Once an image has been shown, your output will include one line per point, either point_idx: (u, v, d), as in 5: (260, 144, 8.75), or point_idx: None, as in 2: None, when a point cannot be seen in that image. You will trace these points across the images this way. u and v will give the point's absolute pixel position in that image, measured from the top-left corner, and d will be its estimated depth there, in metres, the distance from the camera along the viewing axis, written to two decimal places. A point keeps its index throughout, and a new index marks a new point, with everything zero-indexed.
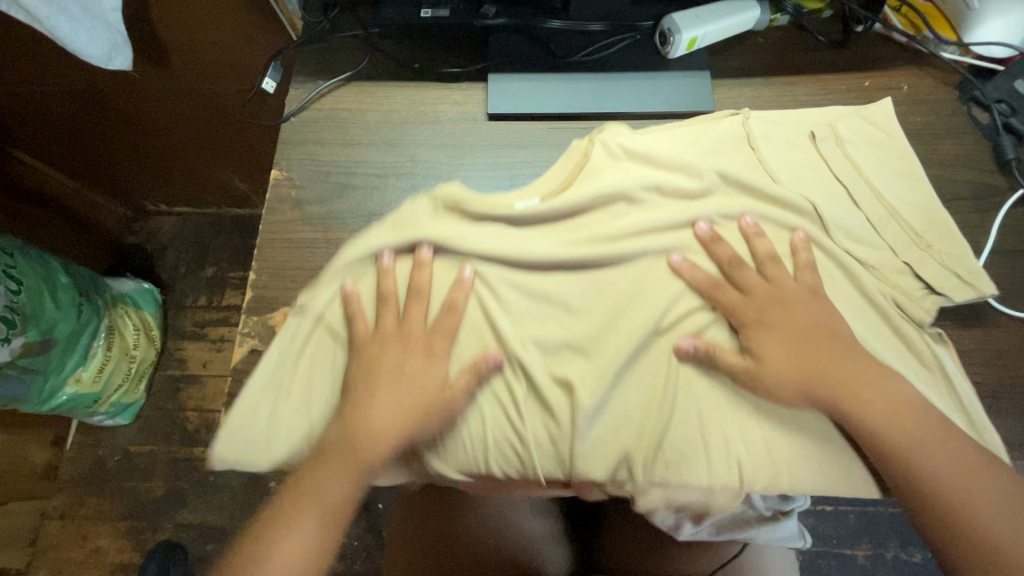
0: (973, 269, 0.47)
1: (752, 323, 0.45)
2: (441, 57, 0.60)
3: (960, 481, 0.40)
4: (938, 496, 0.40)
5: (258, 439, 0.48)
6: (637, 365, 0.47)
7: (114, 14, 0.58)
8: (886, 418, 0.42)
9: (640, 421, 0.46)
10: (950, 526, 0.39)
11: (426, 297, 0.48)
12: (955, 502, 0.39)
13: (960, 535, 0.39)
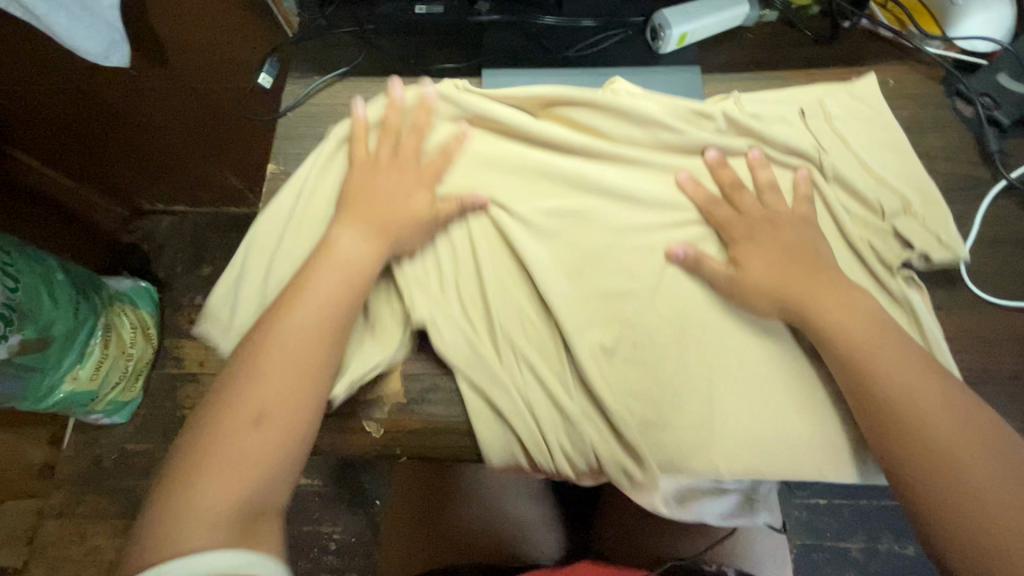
0: (953, 235, 0.49)
1: (742, 238, 0.48)
2: (435, 53, 0.61)
3: (948, 425, 0.38)
4: (914, 440, 0.38)
5: (267, 220, 0.52)
6: (626, 242, 0.50)
7: (112, 11, 0.58)
8: (875, 356, 0.41)
9: (618, 290, 0.50)
10: (924, 470, 0.37)
11: (423, 134, 0.50)
12: (922, 430, 0.38)
13: (933, 480, 0.37)
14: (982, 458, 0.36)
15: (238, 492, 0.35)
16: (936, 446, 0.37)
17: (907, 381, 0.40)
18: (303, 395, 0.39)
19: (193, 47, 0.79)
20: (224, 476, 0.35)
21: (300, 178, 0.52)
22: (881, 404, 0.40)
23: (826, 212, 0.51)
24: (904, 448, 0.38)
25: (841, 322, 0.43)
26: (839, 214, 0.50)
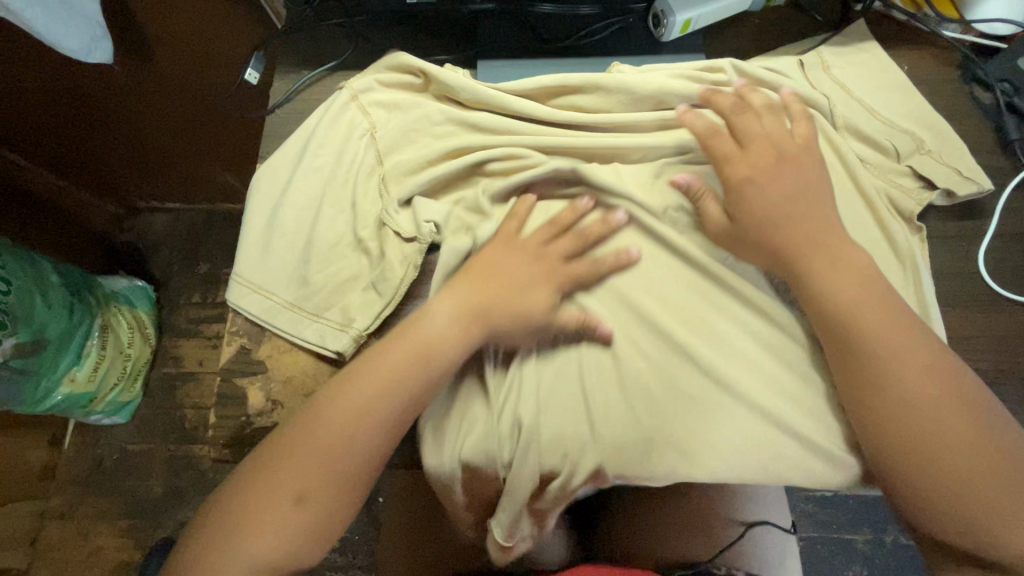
0: (972, 166, 0.49)
1: (741, 169, 0.44)
2: (427, 42, 0.58)
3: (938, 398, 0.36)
4: (869, 389, 0.38)
5: (277, 183, 0.51)
6: (630, 189, 0.50)
7: (92, 5, 0.56)
8: (871, 330, 0.38)
9: (622, 242, 0.48)
10: (918, 449, 0.36)
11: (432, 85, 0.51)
12: (909, 419, 0.36)
13: (925, 453, 0.36)
14: (967, 428, 0.36)
15: (310, 554, 0.37)
16: (930, 424, 0.36)
17: (902, 354, 0.38)
18: (387, 440, 0.39)
19: (178, 37, 0.76)
20: (314, 523, 0.37)
21: (308, 134, 0.52)
22: (874, 378, 0.38)
23: (835, 158, 0.49)
24: (901, 427, 0.37)
25: (837, 295, 0.39)
26: (851, 156, 0.48)
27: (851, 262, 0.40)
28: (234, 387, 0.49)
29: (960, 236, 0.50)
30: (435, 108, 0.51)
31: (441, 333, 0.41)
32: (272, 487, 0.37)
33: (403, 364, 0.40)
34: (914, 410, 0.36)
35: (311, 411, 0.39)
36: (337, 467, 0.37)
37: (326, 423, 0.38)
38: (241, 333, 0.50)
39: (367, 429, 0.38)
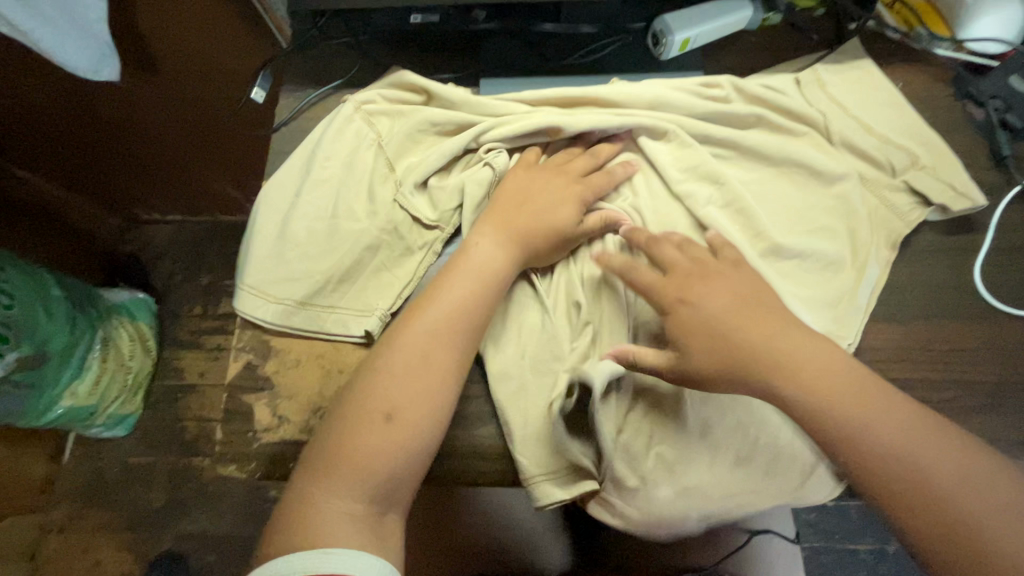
0: (966, 181, 0.50)
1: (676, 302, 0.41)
2: (431, 60, 0.59)
3: (965, 497, 0.33)
4: (883, 480, 0.34)
5: (284, 195, 0.52)
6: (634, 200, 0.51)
7: (101, 24, 0.57)
8: (869, 435, 0.35)
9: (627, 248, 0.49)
10: (971, 560, 0.32)
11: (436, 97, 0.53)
12: (933, 504, 0.33)
13: (982, 565, 0.31)
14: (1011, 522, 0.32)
15: (417, 471, 0.38)
16: (966, 526, 0.32)
17: (908, 452, 0.34)
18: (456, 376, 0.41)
19: (184, 53, 0.77)
20: (415, 437, 0.38)
21: (314, 145, 0.53)
22: (890, 492, 0.34)
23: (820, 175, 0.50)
24: (937, 535, 0.33)
25: (823, 401, 0.36)
26: (839, 175, 0.50)
27: (828, 360, 0.37)
28: (240, 405, 0.48)
29: (958, 249, 0.50)
30: (437, 111, 0.52)
31: (494, 260, 0.44)
32: (365, 411, 0.38)
33: (467, 288, 0.42)
34: (944, 516, 0.33)
35: (386, 338, 0.41)
36: (423, 385, 0.39)
37: (406, 347, 0.40)
38: (249, 348, 0.49)
39: (445, 344, 0.40)
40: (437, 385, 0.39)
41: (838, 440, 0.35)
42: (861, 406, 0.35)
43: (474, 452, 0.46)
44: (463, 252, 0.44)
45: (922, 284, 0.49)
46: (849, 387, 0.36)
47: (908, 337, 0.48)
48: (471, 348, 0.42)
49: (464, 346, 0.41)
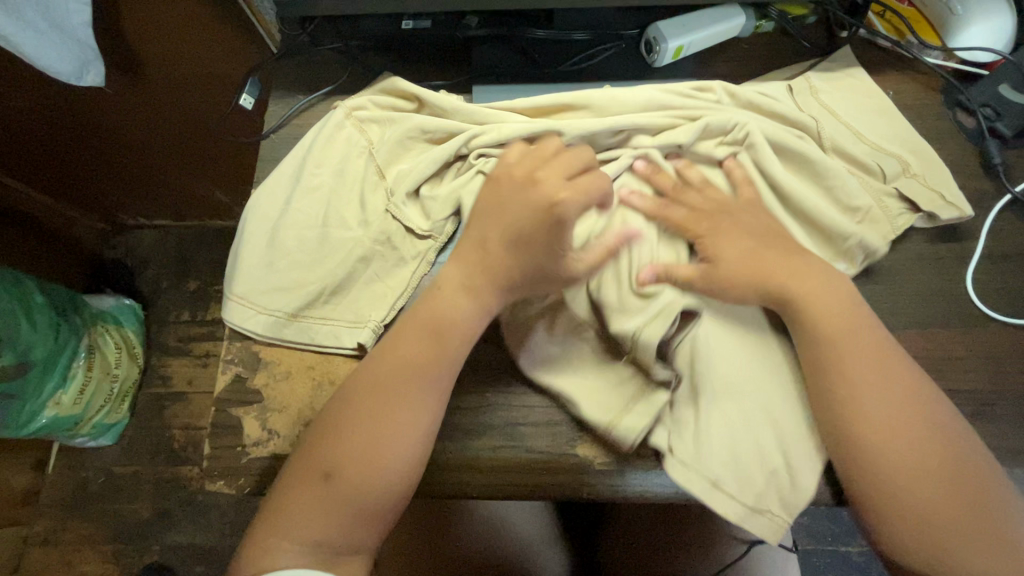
0: (955, 188, 0.50)
1: (706, 233, 0.45)
2: (422, 66, 0.59)
3: (894, 427, 0.38)
4: (856, 415, 0.39)
5: (274, 202, 0.51)
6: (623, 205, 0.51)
7: (84, 28, 0.56)
8: (843, 357, 0.40)
9: None
10: (868, 469, 0.38)
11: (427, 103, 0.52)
12: (888, 447, 0.38)
13: (876, 477, 0.38)
14: (921, 457, 0.37)
15: (360, 535, 0.38)
16: (884, 449, 0.38)
17: (868, 380, 0.40)
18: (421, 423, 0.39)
19: (171, 58, 0.76)
20: (351, 498, 0.38)
21: (303, 152, 0.53)
22: (837, 407, 0.40)
23: (810, 169, 0.51)
24: (869, 466, 0.38)
25: (829, 336, 0.41)
26: (831, 170, 0.50)
27: (833, 301, 0.42)
28: (228, 418, 0.47)
29: (949, 257, 0.51)
30: (428, 118, 0.52)
31: (454, 308, 0.41)
32: (304, 468, 0.39)
33: (417, 345, 0.41)
34: (870, 436, 0.38)
35: (342, 392, 0.41)
36: (368, 444, 0.38)
37: (352, 405, 0.40)
38: (237, 360, 0.48)
39: (391, 407, 0.39)
40: (382, 449, 0.38)
41: (822, 357, 0.41)
42: (848, 334, 0.41)
43: (469, 461, 0.45)
44: (433, 297, 0.42)
45: (915, 291, 0.49)
46: (846, 321, 0.41)
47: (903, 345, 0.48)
48: (423, 410, 0.39)
49: (415, 409, 0.39)
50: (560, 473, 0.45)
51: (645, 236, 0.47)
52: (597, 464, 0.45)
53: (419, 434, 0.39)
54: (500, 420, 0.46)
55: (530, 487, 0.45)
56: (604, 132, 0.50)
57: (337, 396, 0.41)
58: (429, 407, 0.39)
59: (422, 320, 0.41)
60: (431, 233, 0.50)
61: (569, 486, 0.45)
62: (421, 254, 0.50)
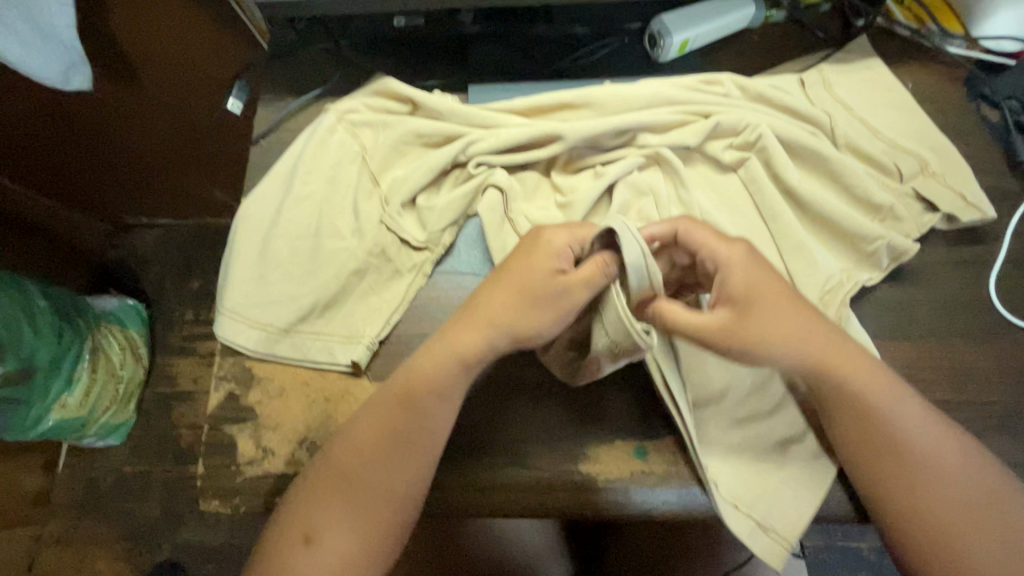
0: (975, 189, 0.47)
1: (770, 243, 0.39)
2: (416, 65, 0.56)
3: (949, 491, 0.36)
4: (900, 498, 0.36)
5: (266, 210, 0.50)
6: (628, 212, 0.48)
7: (68, 30, 0.52)
8: (895, 418, 0.37)
9: None
10: (933, 536, 0.35)
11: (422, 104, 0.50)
12: (942, 526, 0.35)
13: (941, 544, 0.35)
14: (972, 522, 0.35)
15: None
16: (934, 519, 0.36)
17: (922, 443, 0.37)
18: (397, 507, 0.38)
19: (164, 58, 0.74)
20: (340, 552, 0.36)
21: (294, 159, 0.51)
22: (890, 473, 0.37)
23: (826, 167, 0.48)
24: (924, 549, 0.35)
25: (864, 412, 0.38)
26: (848, 167, 0.47)
27: (861, 362, 0.39)
28: (225, 436, 0.46)
29: (972, 261, 0.48)
30: (423, 122, 0.50)
31: (432, 370, 0.39)
32: (285, 534, 0.37)
33: (386, 419, 0.39)
34: (927, 502, 0.36)
35: (323, 456, 0.39)
36: (355, 503, 0.37)
37: (337, 468, 0.38)
38: (230, 377, 0.47)
39: (370, 463, 0.38)
40: (369, 510, 0.37)
41: (860, 439, 0.38)
42: (895, 394, 0.38)
43: (471, 483, 0.43)
44: (414, 360, 0.40)
45: (934, 298, 0.47)
46: (884, 390, 0.38)
47: (922, 355, 0.45)
48: (410, 464, 0.38)
49: (396, 464, 0.38)
50: (563, 491, 0.43)
51: None
52: (602, 480, 0.43)
53: (409, 490, 0.38)
54: (501, 440, 0.44)
55: (534, 507, 0.43)
56: (605, 134, 0.48)
57: (320, 456, 0.39)
58: (414, 460, 0.38)
59: (387, 391, 0.40)
60: (427, 240, 0.48)
61: (574, 504, 0.43)
62: (418, 263, 0.49)
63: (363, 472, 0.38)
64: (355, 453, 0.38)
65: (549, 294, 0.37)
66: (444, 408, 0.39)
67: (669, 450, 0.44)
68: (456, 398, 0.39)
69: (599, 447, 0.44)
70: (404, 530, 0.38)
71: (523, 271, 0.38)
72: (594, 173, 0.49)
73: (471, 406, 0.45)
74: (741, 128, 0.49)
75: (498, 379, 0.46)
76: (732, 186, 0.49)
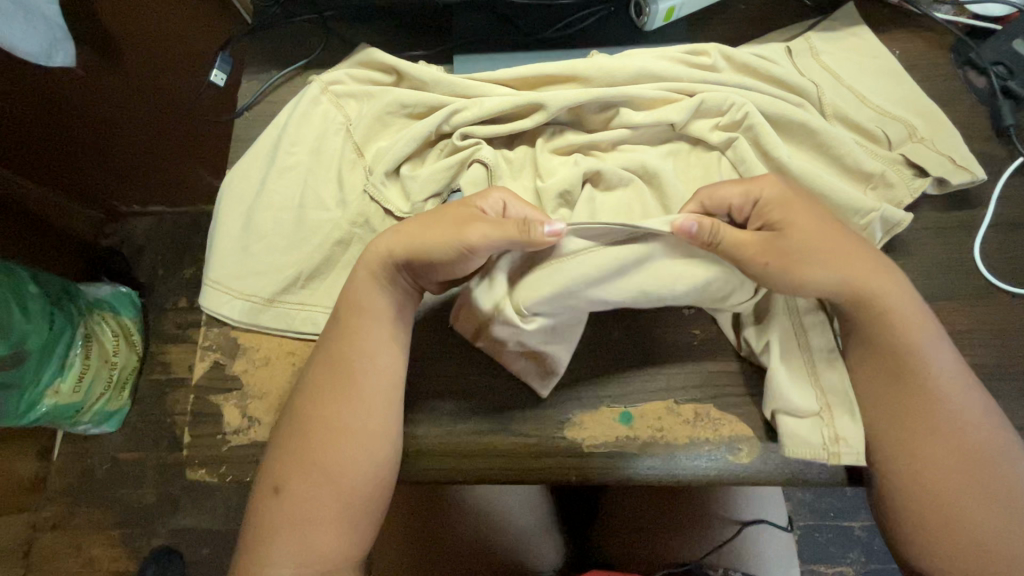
0: (964, 154, 0.47)
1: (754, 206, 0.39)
2: (402, 37, 0.56)
3: (955, 440, 0.37)
4: (904, 436, 0.37)
5: (250, 182, 0.49)
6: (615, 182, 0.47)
7: (51, 7, 0.51)
8: (919, 359, 0.38)
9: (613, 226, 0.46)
10: (913, 475, 0.37)
11: (407, 74, 0.50)
12: (934, 470, 0.36)
13: (919, 484, 0.36)
14: (965, 471, 0.36)
15: (352, 535, 0.38)
16: (930, 464, 0.36)
17: (946, 389, 0.37)
18: (363, 457, 0.38)
19: (149, 36, 0.73)
20: (308, 494, 0.38)
21: (277, 131, 0.50)
22: (902, 409, 0.38)
23: (814, 141, 0.48)
24: (910, 487, 0.37)
25: (890, 346, 0.38)
26: (838, 139, 0.47)
27: (898, 302, 0.38)
28: (211, 406, 0.46)
29: (957, 226, 0.48)
30: (407, 92, 0.50)
31: (369, 311, 0.40)
32: (261, 483, 0.39)
33: (336, 366, 0.40)
34: (926, 445, 0.37)
35: (290, 405, 0.41)
36: (314, 449, 0.38)
37: (299, 415, 0.40)
38: (215, 347, 0.47)
39: (326, 405, 0.39)
40: (331, 455, 0.38)
41: (884, 372, 0.38)
42: (930, 337, 0.38)
43: (455, 446, 0.44)
44: (366, 312, 0.40)
45: (919, 264, 0.47)
46: (917, 328, 0.38)
47: None
48: (361, 404, 0.39)
49: (347, 404, 0.39)
50: (547, 454, 0.43)
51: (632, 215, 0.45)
52: (585, 445, 0.44)
53: (373, 432, 0.38)
54: (485, 408, 0.44)
55: (517, 469, 0.43)
56: (590, 103, 0.48)
57: (289, 410, 0.40)
58: (366, 400, 0.39)
59: (334, 334, 0.41)
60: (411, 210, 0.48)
61: (558, 468, 0.43)
62: None
63: (326, 421, 0.39)
64: (318, 405, 0.39)
65: (455, 219, 0.38)
66: (384, 350, 0.40)
67: (654, 416, 0.44)
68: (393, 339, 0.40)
69: (584, 414, 0.44)
70: (372, 477, 0.38)
71: (455, 205, 0.40)
72: (576, 157, 0.48)
73: (454, 369, 0.46)
74: (726, 108, 0.48)
75: None
76: (718, 167, 0.48)
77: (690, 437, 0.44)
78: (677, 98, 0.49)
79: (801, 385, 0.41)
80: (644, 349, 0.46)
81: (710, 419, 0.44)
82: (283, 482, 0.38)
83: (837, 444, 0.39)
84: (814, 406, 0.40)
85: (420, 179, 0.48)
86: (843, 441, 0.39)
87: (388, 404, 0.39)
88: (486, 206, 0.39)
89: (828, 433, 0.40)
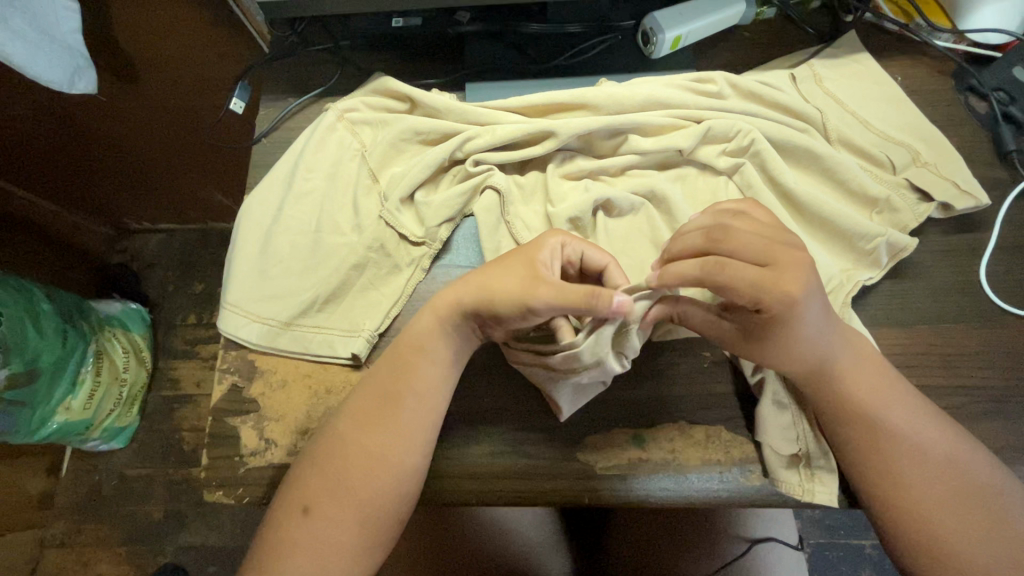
0: (968, 180, 0.48)
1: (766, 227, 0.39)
2: (416, 65, 0.58)
3: (948, 482, 0.37)
4: (900, 488, 0.37)
5: (269, 206, 0.50)
6: (626, 209, 0.48)
7: (74, 35, 0.52)
8: (888, 415, 0.38)
9: (622, 251, 0.48)
10: (899, 494, 0.37)
11: (421, 103, 0.51)
12: (934, 517, 0.36)
13: (915, 522, 0.36)
14: (965, 515, 0.36)
15: (371, 558, 0.38)
16: (930, 512, 0.36)
17: (924, 438, 0.38)
18: (395, 484, 0.39)
19: (168, 63, 0.75)
20: (337, 519, 0.38)
21: (296, 157, 0.52)
22: (883, 458, 0.38)
23: (820, 165, 0.49)
24: (915, 536, 0.36)
25: (864, 403, 0.39)
26: (843, 164, 0.48)
27: (855, 363, 0.39)
28: (228, 428, 0.47)
29: (963, 249, 0.49)
30: (421, 119, 0.51)
31: (419, 341, 0.41)
32: (285, 504, 0.39)
33: (374, 400, 0.41)
34: (899, 458, 0.38)
35: (319, 436, 0.42)
36: (349, 471, 0.39)
37: (330, 447, 0.40)
38: (233, 370, 0.48)
39: (368, 432, 0.40)
40: (365, 478, 0.39)
41: (864, 428, 0.39)
42: (895, 390, 0.39)
43: (470, 472, 0.44)
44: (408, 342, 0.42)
45: (927, 287, 0.48)
46: (879, 384, 0.39)
47: (914, 341, 0.46)
48: (403, 434, 0.40)
49: (391, 437, 0.40)
50: (565, 480, 0.44)
51: (646, 244, 0.47)
52: (599, 468, 0.44)
53: (404, 460, 0.39)
54: (498, 429, 0.45)
55: (530, 494, 0.44)
56: (599, 130, 0.49)
57: (322, 434, 0.41)
58: (403, 430, 0.40)
59: (378, 370, 0.42)
60: (426, 235, 0.49)
61: (571, 493, 0.44)
62: (421, 257, 0.49)
63: (359, 452, 0.39)
64: (348, 437, 0.40)
65: (519, 274, 0.38)
66: (431, 387, 0.41)
67: (666, 438, 0.45)
68: (448, 383, 0.42)
69: (600, 439, 0.45)
70: (398, 503, 0.39)
71: (516, 257, 0.39)
72: (585, 184, 0.49)
73: (469, 392, 0.46)
74: (733, 134, 0.49)
75: (488, 351, 0.47)
76: (724, 190, 0.49)
77: (702, 459, 0.44)
78: (686, 125, 0.50)
79: (785, 425, 0.43)
80: (653, 373, 0.46)
81: (721, 441, 0.45)
82: (302, 514, 0.38)
83: (811, 481, 0.42)
84: (792, 447, 0.42)
85: (435, 203, 0.49)
86: (819, 480, 0.41)
87: (425, 436, 0.40)
88: (547, 256, 0.39)
89: (804, 471, 0.42)
